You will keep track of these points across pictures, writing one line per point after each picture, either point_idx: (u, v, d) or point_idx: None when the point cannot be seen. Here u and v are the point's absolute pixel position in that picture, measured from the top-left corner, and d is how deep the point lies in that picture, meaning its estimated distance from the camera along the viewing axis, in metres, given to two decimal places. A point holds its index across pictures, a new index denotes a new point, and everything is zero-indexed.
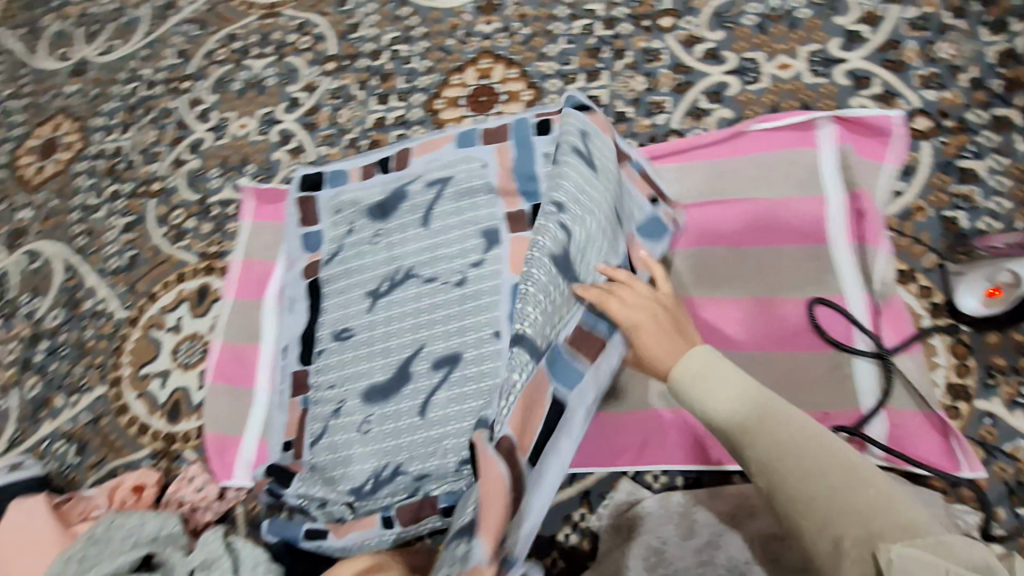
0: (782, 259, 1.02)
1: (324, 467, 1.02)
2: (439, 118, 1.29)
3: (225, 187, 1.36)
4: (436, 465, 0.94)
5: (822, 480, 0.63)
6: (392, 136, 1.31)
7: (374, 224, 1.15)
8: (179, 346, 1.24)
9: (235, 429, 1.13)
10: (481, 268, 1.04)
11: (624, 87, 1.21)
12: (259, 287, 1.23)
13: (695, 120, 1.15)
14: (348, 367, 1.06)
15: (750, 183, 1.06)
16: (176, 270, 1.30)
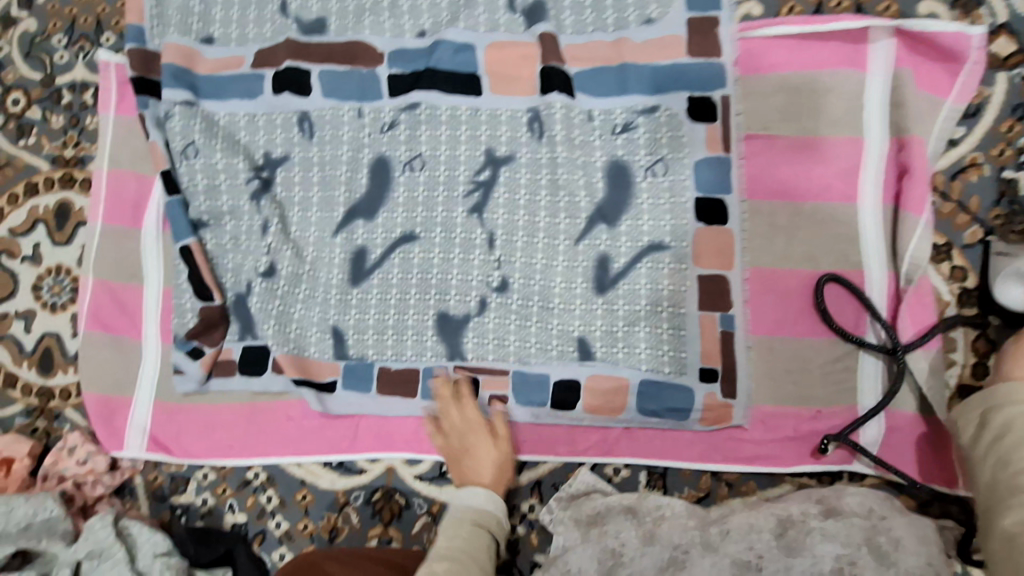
0: (804, 219, 0.81)
1: (270, 319, 0.89)
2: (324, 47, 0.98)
3: (76, 64, 1.00)
4: (357, 201, 0.89)
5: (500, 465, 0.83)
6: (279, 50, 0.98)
7: (310, 102, 0.90)
8: (42, 281, 0.99)
9: (121, 390, 0.93)
10: (452, 190, 0.87)
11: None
12: (131, 209, 0.95)
13: None
14: (284, 303, 0.89)
15: (782, 111, 0.82)
16: (24, 179, 1.00)
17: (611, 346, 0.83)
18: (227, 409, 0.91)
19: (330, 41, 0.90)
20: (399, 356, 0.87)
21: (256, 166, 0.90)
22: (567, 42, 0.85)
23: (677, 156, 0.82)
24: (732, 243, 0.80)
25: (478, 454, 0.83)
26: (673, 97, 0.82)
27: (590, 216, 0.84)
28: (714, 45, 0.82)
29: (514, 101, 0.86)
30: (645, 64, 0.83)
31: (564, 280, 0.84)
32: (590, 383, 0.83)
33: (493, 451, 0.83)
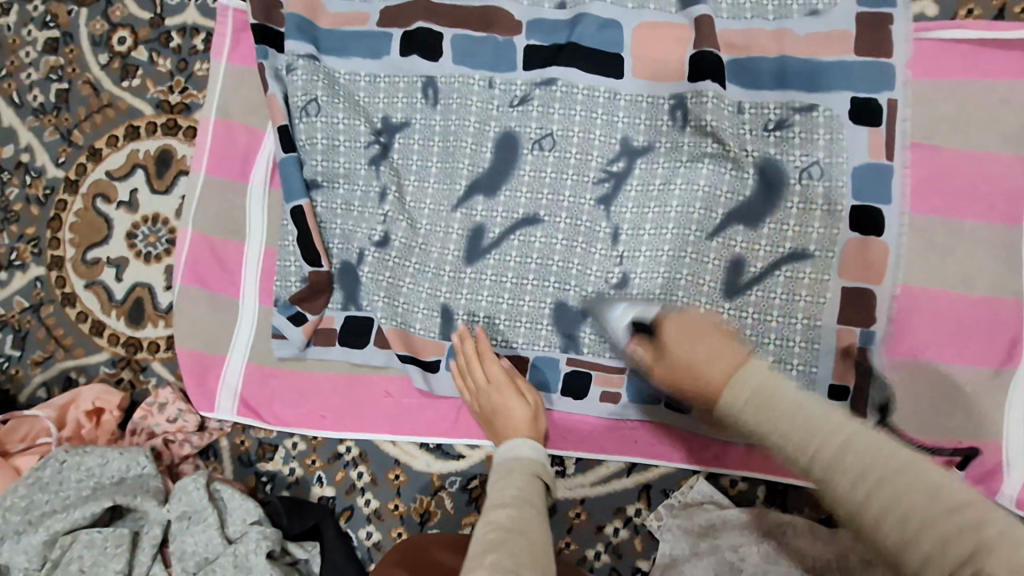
0: (961, 239, 0.76)
1: (379, 291, 0.86)
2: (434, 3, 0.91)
3: (188, 6, 0.96)
4: (479, 175, 0.85)
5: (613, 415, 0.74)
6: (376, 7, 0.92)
7: (438, 67, 0.86)
8: (137, 229, 0.96)
9: (214, 348, 0.90)
10: (583, 175, 0.83)
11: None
12: (237, 163, 0.91)
13: None
14: (393, 276, 0.85)
15: (948, 122, 0.77)
16: (126, 122, 0.97)
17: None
18: (326, 379, 0.88)
19: (465, 3, 0.86)
20: (510, 341, 0.84)
21: (374, 130, 0.86)
22: (724, 27, 0.80)
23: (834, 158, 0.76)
24: (884, 259, 0.76)
25: (508, 413, 0.77)
26: (836, 95, 0.77)
27: (733, 213, 0.79)
28: (886, 45, 0.76)
29: (658, 84, 0.81)
30: (808, 58, 0.78)
31: (693, 277, 0.80)
32: None
33: (525, 409, 0.77)
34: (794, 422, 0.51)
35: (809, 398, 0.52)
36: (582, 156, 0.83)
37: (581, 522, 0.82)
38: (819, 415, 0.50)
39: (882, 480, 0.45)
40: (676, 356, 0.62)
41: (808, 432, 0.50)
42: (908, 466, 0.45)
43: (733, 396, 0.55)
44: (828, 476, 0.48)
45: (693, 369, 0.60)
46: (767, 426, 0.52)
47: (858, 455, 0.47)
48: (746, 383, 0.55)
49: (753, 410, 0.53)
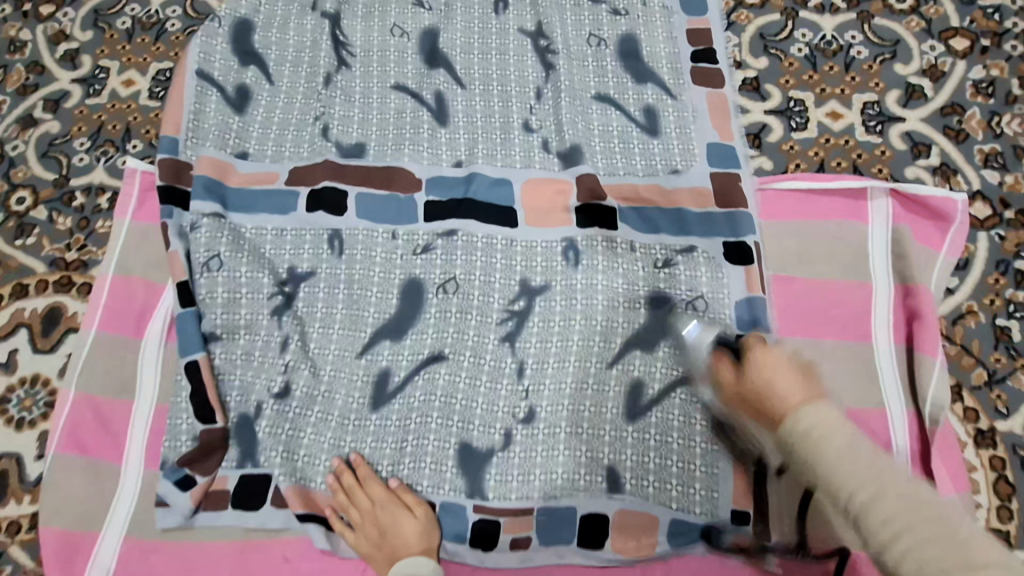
0: (823, 356, 0.83)
1: (279, 444, 0.82)
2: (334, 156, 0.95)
3: (96, 167, 0.99)
4: (385, 320, 0.87)
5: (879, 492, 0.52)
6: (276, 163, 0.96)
7: (343, 221, 0.91)
8: (12, 392, 0.89)
9: (87, 524, 0.80)
10: (484, 315, 0.87)
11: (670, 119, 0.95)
12: (134, 319, 0.89)
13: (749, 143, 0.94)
14: (296, 427, 0.83)
15: (794, 255, 0.88)
16: (14, 280, 0.94)
17: (642, 479, 0.80)
18: (214, 548, 0.80)
19: (369, 164, 0.94)
20: (417, 488, 0.81)
21: (278, 281, 0.88)
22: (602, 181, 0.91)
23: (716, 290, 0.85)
24: None
25: (399, 532, 0.76)
26: (706, 235, 0.88)
27: (627, 341, 0.85)
28: (738, 195, 0.89)
29: (548, 230, 0.90)
30: (675, 206, 0.89)
31: (594, 404, 0.83)
32: (621, 520, 0.79)
33: (415, 523, 0.77)
34: (838, 471, 0.54)
35: (860, 441, 0.55)
36: (482, 297, 0.88)
37: None
38: (859, 455, 0.54)
39: (885, 496, 0.51)
40: (798, 437, 0.57)
41: (865, 479, 0.53)
42: (889, 486, 0.52)
43: (797, 421, 0.58)
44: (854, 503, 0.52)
45: (809, 434, 0.56)
46: (815, 448, 0.55)
47: (860, 475, 0.53)
48: (812, 428, 0.57)
49: (818, 460, 0.55)
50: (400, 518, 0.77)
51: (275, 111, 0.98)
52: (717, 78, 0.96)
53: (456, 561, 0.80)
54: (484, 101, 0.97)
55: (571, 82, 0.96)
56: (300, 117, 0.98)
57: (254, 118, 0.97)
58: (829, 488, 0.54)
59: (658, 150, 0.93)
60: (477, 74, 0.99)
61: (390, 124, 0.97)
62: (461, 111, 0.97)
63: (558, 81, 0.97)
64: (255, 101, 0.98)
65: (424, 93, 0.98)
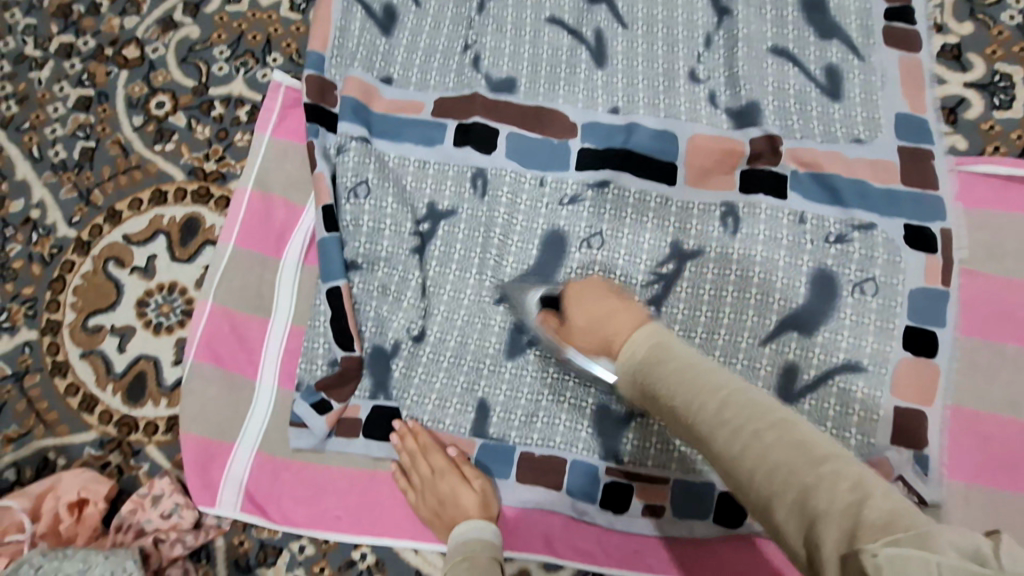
0: (1003, 361, 0.77)
1: (413, 381, 0.81)
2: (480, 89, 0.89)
3: (235, 78, 0.96)
4: (527, 268, 0.84)
5: (733, 428, 0.44)
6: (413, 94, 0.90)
7: (489, 160, 0.87)
8: (150, 297, 0.89)
9: (223, 433, 0.82)
10: (631, 275, 0.83)
11: (856, 83, 0.86)
12: (273, 237, 0.87)
13: (944, 118, 0.84)
14: (428, 368, 0.81)
15: (982, 249, 0.80)
16: (153, 185, 0.93)
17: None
18: (344, 473, 0.81)
19: (520, 102, 0.88)
20: (551, 444, 0.80)
21: (417, 219, 0.85)
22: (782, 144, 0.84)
23: (892, 274, 0.79)
24: (928, 379, 0.77)
25: (462, 507, 0.75)
26: (885, 215, 0.81)
27: (783, 320, 0.79)
28: (929, 176, 0.81)
29: (709, 192, 0.84)
30: (856, 180, 0.82)
31: (742, 383, 0.79)
32: None
33: (473, 495, 0.76)
34: (690, 394, 0.48)
35: (709, 368, 0.49)
36: (630, 257, 0.83)
37: None
38: (688, 376, 0.49)
39: (755, 435, 0.42)
40: (641, 364, 0.54)
41: (686, 395, 0.48)
42: (781, 423, 0.43)
43: (632, 352, 0.55)
44: (710, 435, 0.45)
45: (653, 355, 0.53)
46: (660, 401, 0.51)
47: (706, 394, 0.47)
48: (670, 376, 0.50)
49: (672, 370, 0.50)
50: (458, 493, 0.76)
51: (423, 36, 0.92)
52: (914, 42, 0.86)
53: (585, 520, 0.79)
54: (647, 44, 0.90)
55: (747, 31, 0.88)
56: (448, 44, 0.92)
57: (401, 40, 0.92)
58: (697, 436, 0.47)
59: (838, 116, 0.84)
60: (642, 13, 0.91)
61: (543, 61, 0.90)
62: (621, 54, 0.90)
63: (734, 29, 0.88)
64: (403, 22, 0.92)
65: (583, 29, 0.91)
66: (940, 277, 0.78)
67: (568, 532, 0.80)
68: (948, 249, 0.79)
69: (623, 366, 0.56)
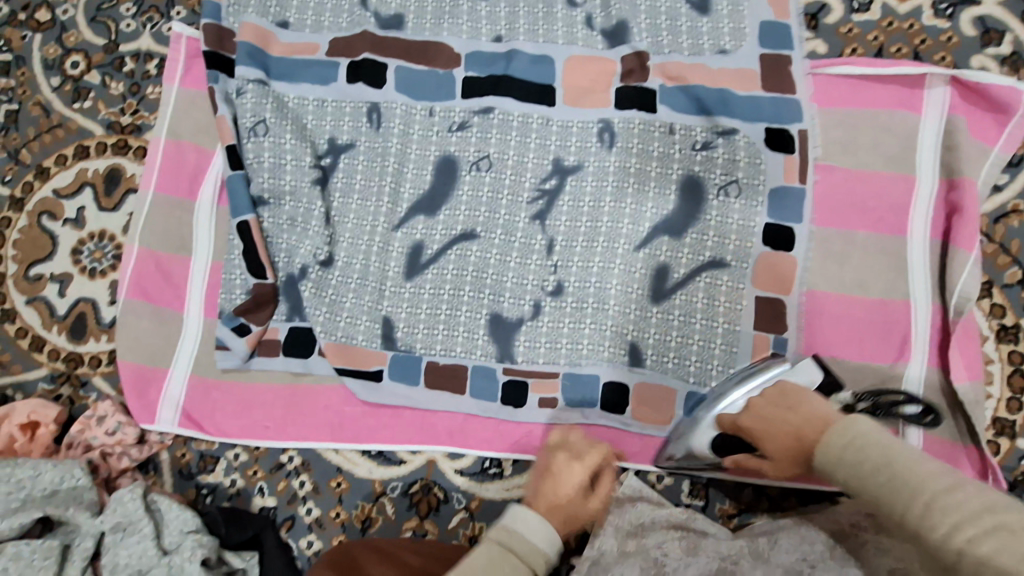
0: (852, 249, 0.85)
1: (324, 305, 0.89)
2: (373, 26, 0.94)
3: (143, 33, 1.00)
4: (422, 194, 0.91)
5: (893, 483, 0.52)
6: (307, 36, 0.95)
7: (382, 94, 0.92)
8: (83, 245, 0.97)
9: (157, 362, 0.90)
10: (517, 194, 0.89)
11: None
12: (187, 181, 0.94)
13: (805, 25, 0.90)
14: (336, 292, 0.89)
15: (837, 146, 0.86)
16: (75, 142, 0.99)
17: (663, 355, 0.86)
18: (267, 388, 0.90)
19: (408, 37, 0.93)
20: (450, 351, 0.88)
21: (318, 154, 0.92)
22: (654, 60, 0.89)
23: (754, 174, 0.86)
24: (786, 270, 0.85)
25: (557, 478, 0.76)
26: (747, 120, 0.86)
27: (655, 226, 0.87)
28: (787, 81, 0.87)
29: (587, 109, 0.89)
30: (721, 89, 0.87)
31: (620, 285, 0.86)
32: (638, 389, 0.86)
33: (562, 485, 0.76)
34: (859, 453, 0.55)
35: (875, 435, 0.56)
36: (516, 176, 0.89)
37: None
38: (864, 439, 0.56)
39: (893, 476, 0.52)
40: (836, 463, 0.57)
41: (854, 469, 0.55)
42: (905, 469, 0.52)
43: (828, 450, 0.58)
44: (864, 492, 0.54)
45: (849, 444, 0.56)
46: (859, 474, 0.55)
47: (898, 489, 0.51)
48: (836, 437, 0.58)
49: (839, 460, 0.57)
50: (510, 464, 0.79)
51: None
52: None
53: (486, 416, 0.87)
54: None
55: None
56: None
57: None
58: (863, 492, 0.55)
59: (706, 29, 0.89)
60: None
61: None
62: None
63: None
64: None
65: None
66: (796, 174, 0.85)
67: (472, 427, 0.87)
68: (803, 149, 0.85)
69: (819, 459, 0.59)
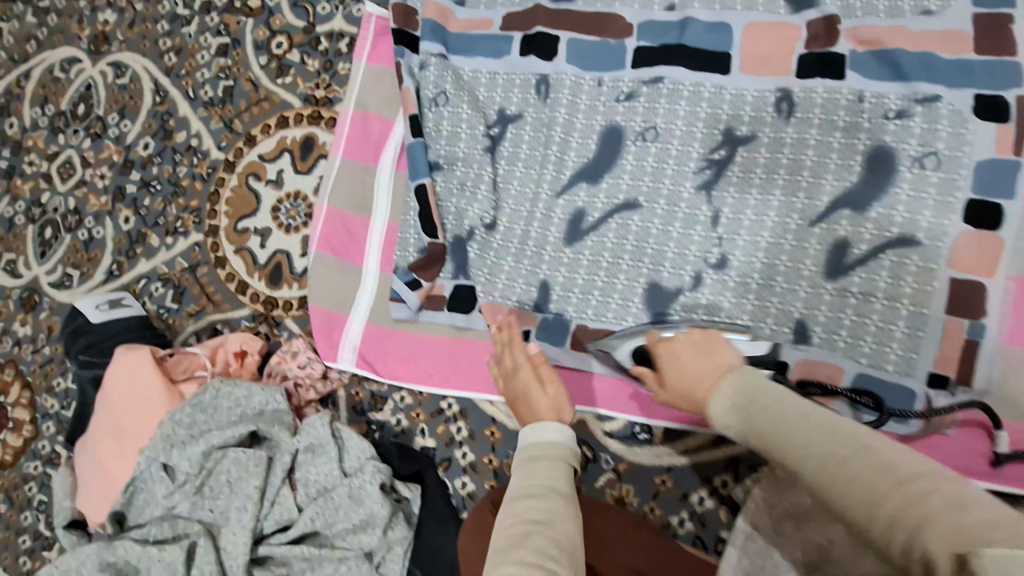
0: None
1: (486, 265, 0.95)
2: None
3: (336, 15, 1.12)
4: (585, 161, 0.93)
5: (841, 456, 0.44)
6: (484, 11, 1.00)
7: (550, 66, 0.95)
8: (281, 204, 1.11)
9: (339, 308, 1.01)
10: (684, 164, 0.89)
11: None
12: (371, 148, 1.04)
13: None
14: (497, 254, 0.94)
15: None
16: (278, 113, 1.13)
17: (832, 333, 0.81)
18: (431, 339, 0.98)
19: (581, 9, 0.95)
20: (604, 316, 0.90)
21: (489, 124, 0.97)
22: (847, 24, 0.84)
23: (957, 144, 0.78)
24: (989, 251, 0.76)
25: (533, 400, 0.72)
26: (954, 86, 0.79)
27: (835, 200, 0.82)
28: (1005, 44, 0.78)
29: (765, 77, 0.86)
30: (923, 54, 0.81)
31: (790, 260, 0.83)
32: (801, 368, 0.82)
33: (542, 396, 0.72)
34: (801, 421, 0.48)
35: (795, 403, 0.50)
36: (684, 147, 0.89)
37: (667, 489, 0.86)
38: (788, 405, 0.50)
39: (839, 458, 0.44)
40: (734, 419, 0.53)
41: (774, 431, 0.49)
42: (863, 450, 0.43)
43: (718, 401, 0.55)
44: (799, 466, 0.47)
45: (740, 406, 0.53)
46: (782, 438, 0.48)
47: (818, 467, 0.45)
48: (745, 393, 0.53)
49: (770, 425, 0.49)
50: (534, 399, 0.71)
51: None
52: None
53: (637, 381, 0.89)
54: None
55: None
56: None
57: None
58: (803, 477, 0.47)
59: None
60: None
61: None
62: None
63: None
64: None
65: None
66: (1011, 147, 0.76)
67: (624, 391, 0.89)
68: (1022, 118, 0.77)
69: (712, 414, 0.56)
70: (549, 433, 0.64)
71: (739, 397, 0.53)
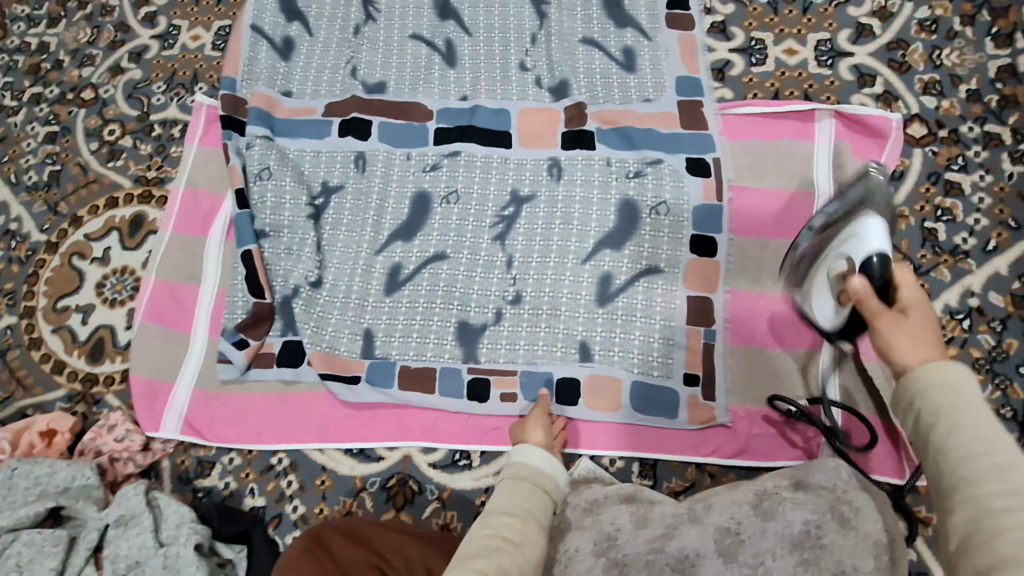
0: (769, 253, 0.99)
1: (312, 320, 1.01)
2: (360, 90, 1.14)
3: (170, 105, 1.21)
4: (398, 222, 1.06)
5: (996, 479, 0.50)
6: (306, 101, 1.14)
7: (363, 145, 1.10)
8: (106, 280, 1.11)
9: (165, 376, 1.02)
10: (481, 220, 1.04)
11: (648, 58, 1.10)
12: (200, 221, 1.10)
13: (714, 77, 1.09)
14: (323, 308, 1.02)
15: (748, 169, 1.02)
16: (107, 194, 1.16)
17: (608, 350, 0.97)
18: (259, 396, 1.00)
19: (389, 99, 1.12)
20: (422, 355, 0.99)
21: (312, 195, 1.08)
22: (593, 108, 1.07)
23: (677, 193, 1.01)
24: (711, 272, 0.98)
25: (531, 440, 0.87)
26: (672, 151, 1.03)
27: (598, 241, 1.01)
28: (701, 120, 1.05)
29: (539, 149, 1.07)
30: (648, 129, 1.05)
31: (570, 292, 0.99)
32: (588, 382, 0.96)
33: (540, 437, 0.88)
34: (984, 444, 0.51)
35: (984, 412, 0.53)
36: (479, 206, 1.05)
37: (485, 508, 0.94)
38: (981, 416, 0.53)
39: (1005, 486, 0.49)
40: (922, 384, 0.56)
41: (964, 427, 0.53)
42: None
43: (926, 372, 0.56)
44: (947, 460, 0.53)
45: (953, 392, 0.54)
46: (960, 437, 0.52)
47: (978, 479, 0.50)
48: (954, 384, 0.54)
49: (965, 421, 0.53)
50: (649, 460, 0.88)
51: (314, 57, 1.17)
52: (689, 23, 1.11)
53: (454, 412, 0.97)
54: (486, 46, 1.14)
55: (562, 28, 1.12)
56: (335, 63, 1.16)
57: (296, 64, 1.17)
58: (935, 450, 0.54)
59: (633, 84, 1.08)
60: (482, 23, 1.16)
61: (407, 66, 1.15)
62: (468, 55, 1.14)
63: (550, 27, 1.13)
64: (297, 48, 1.17)
65: (435, 40, 1.16)
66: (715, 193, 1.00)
67: (444, 421, 0.98)
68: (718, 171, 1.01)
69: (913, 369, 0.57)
70: (534, 455, 0.83)
71: (948, 391, 0.54)
